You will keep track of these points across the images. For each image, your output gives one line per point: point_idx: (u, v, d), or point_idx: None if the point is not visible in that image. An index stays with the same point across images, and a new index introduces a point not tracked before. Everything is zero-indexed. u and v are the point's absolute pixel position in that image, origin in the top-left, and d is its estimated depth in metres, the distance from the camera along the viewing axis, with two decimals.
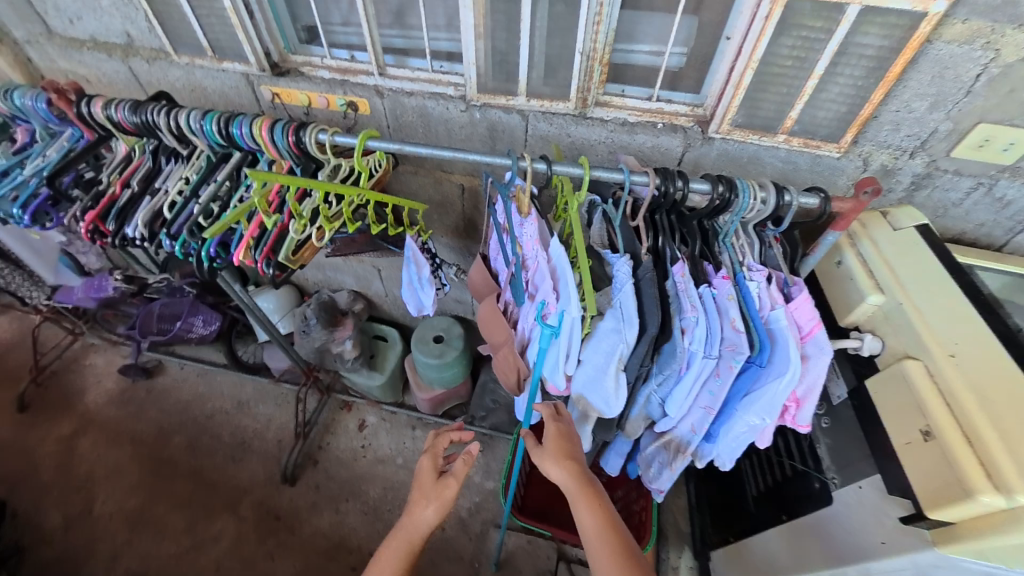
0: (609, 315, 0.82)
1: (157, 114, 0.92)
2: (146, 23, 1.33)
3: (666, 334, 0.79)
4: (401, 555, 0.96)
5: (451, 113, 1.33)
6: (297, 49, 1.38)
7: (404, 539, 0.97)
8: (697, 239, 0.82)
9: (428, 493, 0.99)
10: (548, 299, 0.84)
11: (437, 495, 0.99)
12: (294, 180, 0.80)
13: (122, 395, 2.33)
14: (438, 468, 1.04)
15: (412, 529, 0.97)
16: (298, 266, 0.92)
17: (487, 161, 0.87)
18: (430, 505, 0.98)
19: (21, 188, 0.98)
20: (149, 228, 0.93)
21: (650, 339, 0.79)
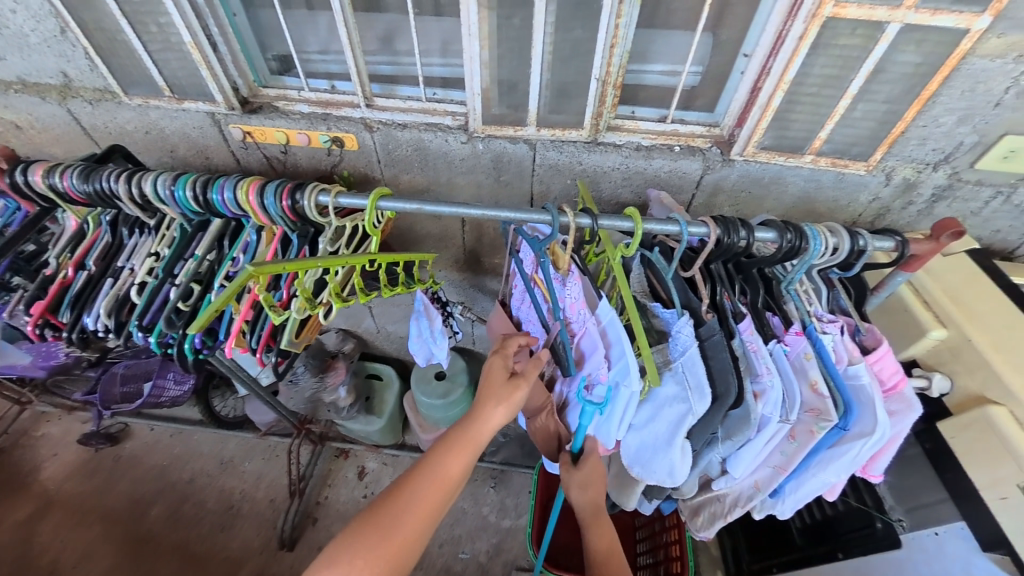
0: (669, 379, 0.74)
1: (114, 182, 0.76)
2: (86, 62, 1.14)
3: (739, 400, 0.71)
4: (469, 449, 0.75)
5: (452, 146, 1.22)
6: (269, 81, 1.22)
7: (471, 435, 0.76)
8: (760, 289, 0.76)
9: (505, 393, 0.79)
10: (598, 368, 0.74)
11: (514, 397, 0.79)
12: (300, 263, 0.68)
13: (86, 467, 2.08)
14: (508, 370, 0.83)
15: (484, 425, 0.77)
16: (302, 348, 0.78)
17: (520, 217, 0.75)
18: (506, 406, 0.78)
19: None
20: (115, 318, 0.78)
21: (724, 408, 0.70)
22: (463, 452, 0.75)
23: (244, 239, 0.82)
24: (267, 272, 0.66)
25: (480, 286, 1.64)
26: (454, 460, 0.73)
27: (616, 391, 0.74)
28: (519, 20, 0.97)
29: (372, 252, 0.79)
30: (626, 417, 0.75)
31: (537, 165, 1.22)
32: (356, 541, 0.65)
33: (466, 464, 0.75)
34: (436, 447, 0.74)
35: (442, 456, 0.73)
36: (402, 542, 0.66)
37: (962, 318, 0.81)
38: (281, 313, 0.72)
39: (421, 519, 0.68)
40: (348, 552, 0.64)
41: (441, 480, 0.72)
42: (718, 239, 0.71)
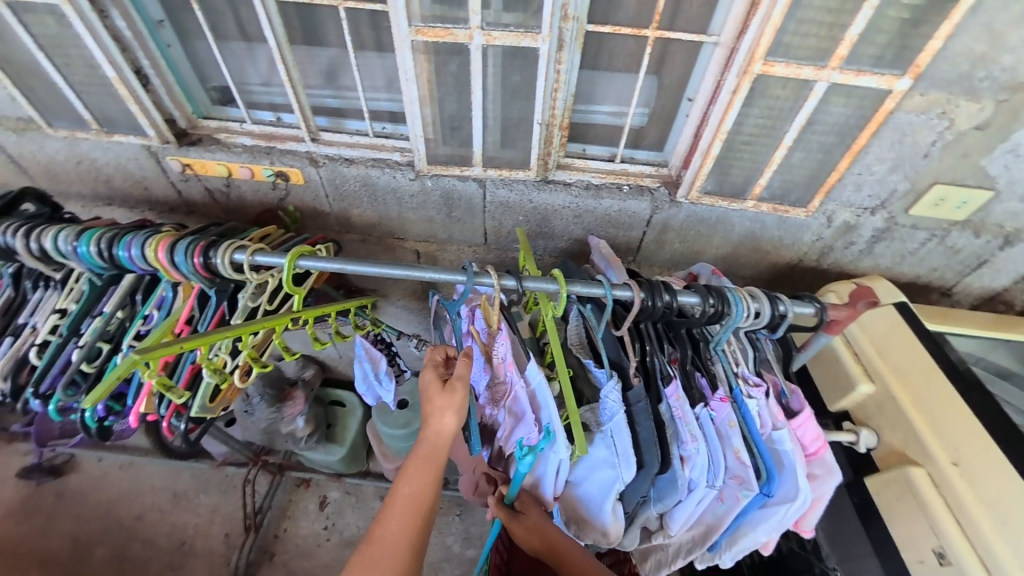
0: (599, 442, 0.73)
1: (12, 237, 0.72)
2: (6, 92, 1.08)
3: (666, 466, 0.71)
4: (430, 461, 0.72)
5: (400, 182, 1.19)
6: (209, 112, 1.19)
7: (427, 447, 0.72)
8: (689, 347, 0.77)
9: (449, 395, 0.73)
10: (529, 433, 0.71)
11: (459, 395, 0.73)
12: (198, 339, 0.64)
13: (24, 504, 1.94)
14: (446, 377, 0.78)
15: (436, 431, 0.73)
16: (218, 413, 0.76)
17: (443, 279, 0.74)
18: (452, 410, 0.73)
19: None
20: (11, 382, 0.73)
21: (650, 477, 0.71)
22: (424, 466, 0.71)
23: (160, 295, 0.78)
24: (161, 356, 0.62)
25: None
26: (417, 479, 0.70)
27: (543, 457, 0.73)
28: (456, 65, 0.97)
29: (294, 311, 0.76)
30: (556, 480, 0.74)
31: (487, 202, 1.21)
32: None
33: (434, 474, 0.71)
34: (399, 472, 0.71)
35: (408, 476, 0.70)
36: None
37: (889, 378, 0.91)
38: (182, 393, 0.69)
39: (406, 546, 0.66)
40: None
41: (414, 503, 0.69)
42: (643, 302, 0.71)
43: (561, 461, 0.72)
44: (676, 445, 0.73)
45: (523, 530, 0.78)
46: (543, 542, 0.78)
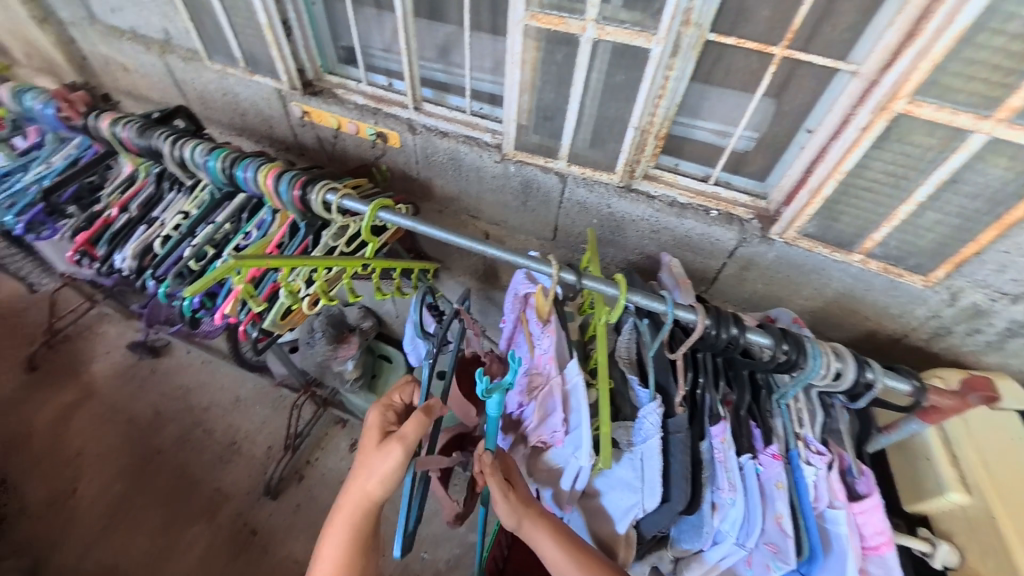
0: (624, 462, 0.70)
1: (163, 141, 0.88)
2: (183, 25, 1.30)
3: (693, 508, 0.67)
4: (355, 524, 0.74)
5: (485, 162, 1.23)
6: (333, 69, 1.31)
7: (353, 510, 0.75)
8: (747, 391, 0.71)
9: (379, 455, 0.74)
10: (554, 431, 0.70)
11: (389, 459, 0.73)
12: (285, 261, 0.72)
13: (126, 370, 2.32)
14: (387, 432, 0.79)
15: (362, 495, 0.74)
16: (285, 331, 0.84)
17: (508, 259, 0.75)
18: (382, 475, 0.73)
19: (17, 195, 0.98)
20: (137, 262, 0.88)
21: (671, 514, 0.66)
22: (348, 530, 0.74)
23: (261, 217, 0.88)
24: (249, 265, 0.71)
25: (495, 300, 1.63)
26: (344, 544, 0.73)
27: (565, 459, 0.71)
28: (562, 56, 0.97)
29: (364, 257, 0.82)
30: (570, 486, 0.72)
31: (564, 198, 1.20)
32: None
33: (362, 533, 0.74)
34: (327, 533, 0.74)
35: (334, 541, 0.73)
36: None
37: (989, 493, 0.76)
38: (262, 304, 0.80)
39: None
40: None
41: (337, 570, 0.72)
42: (706, 330, 0.65)
43: (580, 468, 0.68)
44: (708, 489, 0.68)
45: (506, 505, 0.67)
46: (525, 526, 0.68)
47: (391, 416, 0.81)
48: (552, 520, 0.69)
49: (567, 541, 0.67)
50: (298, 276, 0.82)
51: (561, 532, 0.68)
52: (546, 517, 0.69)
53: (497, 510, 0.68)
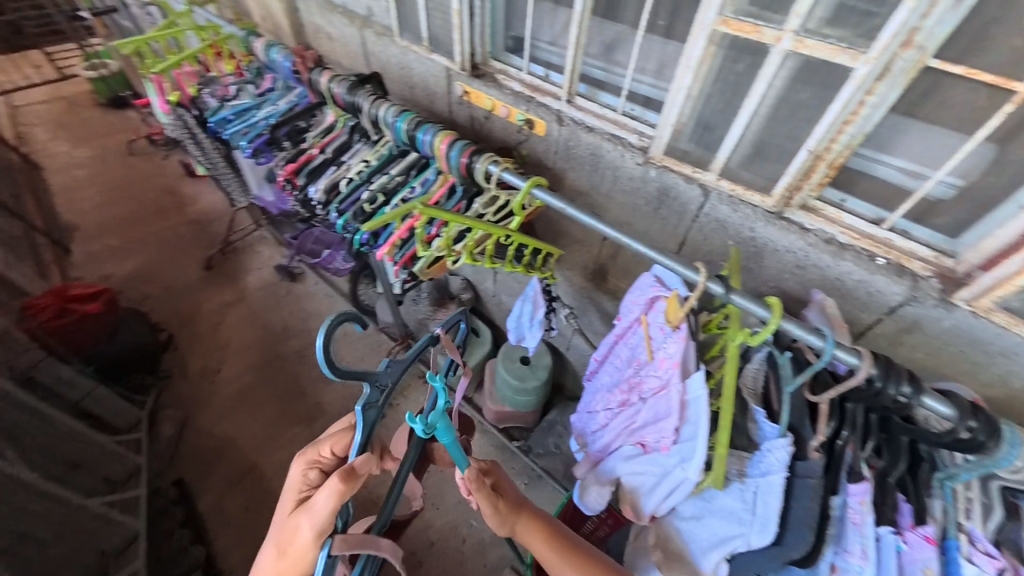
0: (732, 491, 0.66)
1: (365, 100, 1.05)
2: (385, 6, 1.54)
3: (808, 562, 0.62)
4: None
5: (625, 162, 1.23)
6: (498, 55, 1.43)
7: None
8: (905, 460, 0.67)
9: (297, 530, 0.63)
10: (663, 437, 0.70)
11: (308, 534, 0.62)
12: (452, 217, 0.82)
13: (269, 286, 2.75)
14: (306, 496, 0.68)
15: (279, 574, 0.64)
16: (428, 279, 0.93)
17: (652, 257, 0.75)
18: (304, 551, 0.63)
19: (250, 128, 1.24)
20: (325, 196, 1.06)
21: (781, 560, 0.62)
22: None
23: (426, 175, 1.00)
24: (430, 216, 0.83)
25: (596, 302, 1.62)
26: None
27: (667, 469, 0.70)
28: (744, 66, 0.93)
29: (509, 228, 0.87)
30: (664, 498, 0.71)
31: (702, 214, 1.16)
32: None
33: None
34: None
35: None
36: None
37: None
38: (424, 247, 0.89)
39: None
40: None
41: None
42: (870, 380, 0.60)
43: (683, 481, 0.68)
44: (831, 549, 0.66)
45: (500, 515, 0.69)
46: (518, 530, 0.71)
47: (315, 478, 0.69)
48: (540, 515, 0.72)
49: (561, 542, 0.71)
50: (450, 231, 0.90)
51: (553, 533, 0.71)
52: (537, 518, 0.71)
53: (489, 519, 0.69)
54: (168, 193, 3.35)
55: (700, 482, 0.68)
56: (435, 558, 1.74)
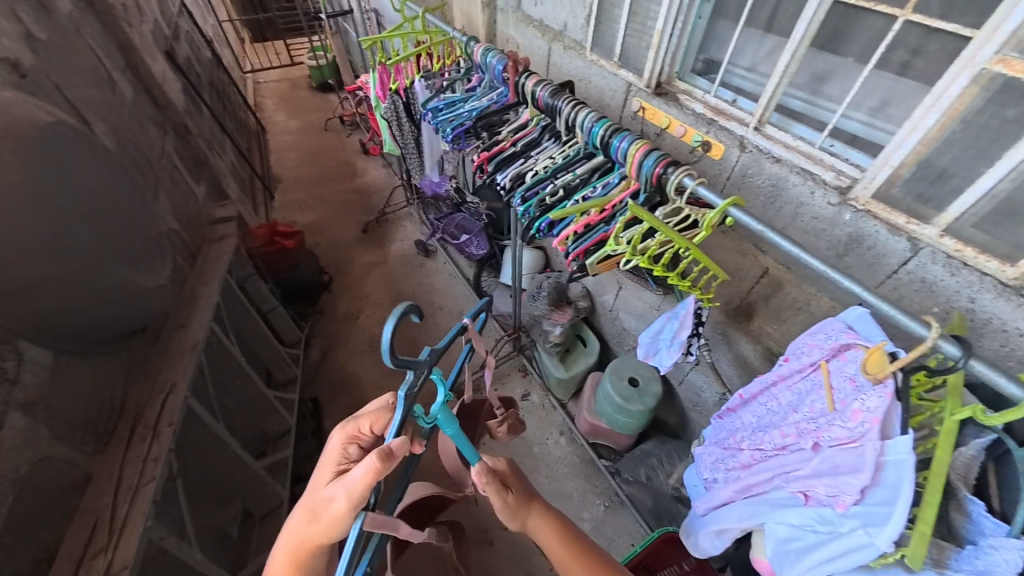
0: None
1: (566, 104, 1.14)
2: (582, 21, 1.63)
3: None
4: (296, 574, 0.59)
5: (814, 200, 1.14)
6: (685, 76, 1.43)
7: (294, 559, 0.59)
8: None
9: (329, 504, 0.57)
10: (844, 493, 0.64)
11: (339, 506, 0.56)
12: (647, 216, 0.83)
13: (406, 256, 3.09)
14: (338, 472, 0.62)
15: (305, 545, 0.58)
16: (595, 275, 0.96)
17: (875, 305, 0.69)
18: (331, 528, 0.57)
19: (454, 117, 1.44)
20: (512, 183, 1.18)
21: None
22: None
23: (609, 179, 1.06)
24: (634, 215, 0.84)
25: (730, 340, 1.51)
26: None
27: (842, 527, 0.64)
28: (1016, 113, 0.81)
29: (693, 241, 0.88)
30: (830, 557, 0.65)
31: (901, 271, 1.02)
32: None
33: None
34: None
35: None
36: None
37: None
38: (613, 246, 0.92)
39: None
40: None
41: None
42: None
43: (865, 545, 0.61)
44: None
45: (509, 507, 0.64)
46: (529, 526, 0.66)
47: (354, 454, 0.64)
48: (552, 511, 0.67)
49: (573, 544, 0.66)
50: (629, 234, 0.93)
51: (565, 533, 0.66)
52: (548, 513, 0.66)
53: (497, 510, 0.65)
54: (345, 165, 4.01)
55: (886, 553, 0.60)
56: (507, 543, 1.78)
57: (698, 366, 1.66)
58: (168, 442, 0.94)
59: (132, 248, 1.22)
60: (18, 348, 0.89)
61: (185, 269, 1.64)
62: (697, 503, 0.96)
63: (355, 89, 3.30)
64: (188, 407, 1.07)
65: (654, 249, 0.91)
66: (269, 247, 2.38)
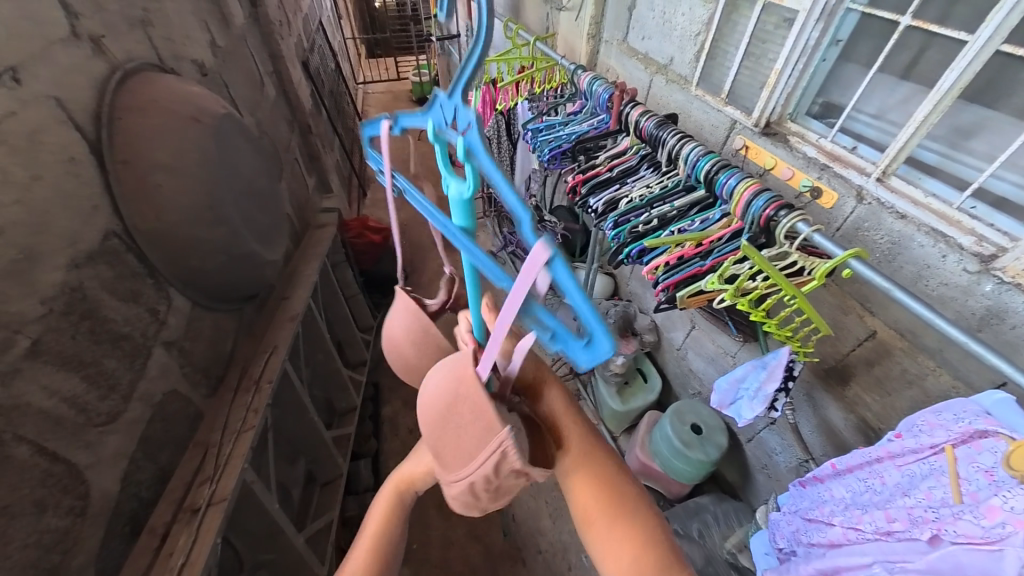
0: None
1: (671, 136, 1.14)
2: (690, 56, 1.62)
3: None
4: (388, 520, 0.60)
5: (944, 264, 1.02)
6: (798, 118, 1.37)
7: (385, 509, 0.61)
8: None
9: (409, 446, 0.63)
10: None
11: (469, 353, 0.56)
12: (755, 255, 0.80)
13: None
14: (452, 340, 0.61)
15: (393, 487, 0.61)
16: (685, 308, 0.94)
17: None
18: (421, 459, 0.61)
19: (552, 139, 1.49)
20: (604, 207, 1.19)
21: None
22: (379, 532, 0.59)
23: (709, 215, 1.03)
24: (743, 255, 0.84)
25: (815, 402, 1.39)
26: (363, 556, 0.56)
27: None
28: None
29: (801, 289, 0.85)
30: None
31: None
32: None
33: (388, 541, 0.59)
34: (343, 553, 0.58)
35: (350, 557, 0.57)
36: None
37: None
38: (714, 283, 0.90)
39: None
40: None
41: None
42: None
43: None
44: None
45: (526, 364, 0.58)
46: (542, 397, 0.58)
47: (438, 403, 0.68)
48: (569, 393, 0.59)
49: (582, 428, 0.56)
50: (728, 272, 0.90)
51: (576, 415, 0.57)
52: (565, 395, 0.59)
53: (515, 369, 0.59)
54: (432, 173, 4.28)
55: None
56: (540, 566, 1.74)
57: (773, 424, 1.52)
58: (266, 398, 1.08)
59: (268, 225, 1.38)
60: (169, 295, 1.08)
61: (292, 249, 1.84)
62: (766, 573, 0.91)
63: None
64: (284, 369, 1.20)
65: (754, 290, 0.88)
66: (360, 239, 2.61)
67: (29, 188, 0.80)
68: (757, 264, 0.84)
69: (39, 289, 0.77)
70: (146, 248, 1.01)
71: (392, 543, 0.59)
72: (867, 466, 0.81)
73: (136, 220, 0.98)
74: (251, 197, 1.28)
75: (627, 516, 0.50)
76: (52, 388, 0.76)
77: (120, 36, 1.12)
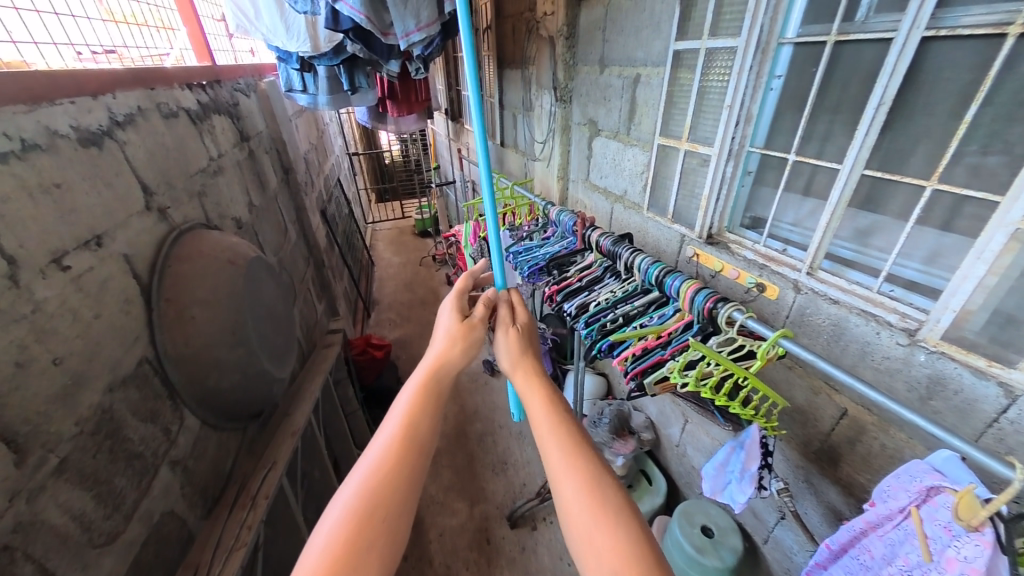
0: None
1: (626, 251, 1.38)
2: (640, 188, 1.97)
3: None
4: (425, 390, 0.73)
5: (881, 340, 1.12)
6: (734, 228, 1.60)
7: (423, 382, 0.74)
8: None
9: (441, 333, 0.80)
10: None
11: None
12: (703, 349, 0.95)
13: (474, 374, 3.23)
14: None
15: (431, 365, 0.76)
16: (654, 394, 1.02)
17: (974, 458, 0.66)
18: (459, 340, 0.79)
19: (529, 257, 1.73)
20: (578, 310, 1.34)
21: None
22: (419, 396, 0.72)
23: (665, 311, 1.22)
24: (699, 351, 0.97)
25: (815, 488, 1.36)
26: (409, 414, 0.68)
27: None
28: None
29: (749, 370, 0.95)
30: None
31: (1003, 420, 0.91)
32: (339, 545, 0.53)
33: (430, 406, 0.71)
34: (386, 415, 0.68)
35: (396, 413, 0.68)
36: (394, 521, 0.58)
37: None
38: (679, 376, 1.00)
39: (402, 479, 0.61)
40: (344, 559, 0.52)
41: (403, 433, 0.66)
42: None
43: None
44: None
45: (512, 342, 0.78)
46: (521, 377, 0.74)
47: (459, 298, 0.88)
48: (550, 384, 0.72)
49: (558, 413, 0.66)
50: (684, 359, 1.03)
51: (554, 401, 0.68)
52: (538, 374, 0.74)
53: (503, 347, 0.79)
54: (431, 293, 4.63)
55: None
56: None
57: (783, 517, 1.46)
58: (261, 513, 1.14)
59: (279, 346, 1.52)
60: (182, 416, 1.18)
61: (298, 369, 1.96)
62: None
63: (448, 236, 4.01)
64: (279, 485, 1.28)
65: (711, 376, 0.99)
66: (364, 355, 2.77)
67: (90, 325, 0.95)
68: (708, 354, 0.96)
69: (78, 411, 0.88)
70: (170, 369, 1.14)
71: (435, 411, 0.71)
72: (857, 541, 0.83)
73: (167, 347, 1.13)
74: (269, 323, 1.45)
75: (591, 477, 0.58)
76: (67, 507, 0.82)
77: (180, 205, 1.43)
